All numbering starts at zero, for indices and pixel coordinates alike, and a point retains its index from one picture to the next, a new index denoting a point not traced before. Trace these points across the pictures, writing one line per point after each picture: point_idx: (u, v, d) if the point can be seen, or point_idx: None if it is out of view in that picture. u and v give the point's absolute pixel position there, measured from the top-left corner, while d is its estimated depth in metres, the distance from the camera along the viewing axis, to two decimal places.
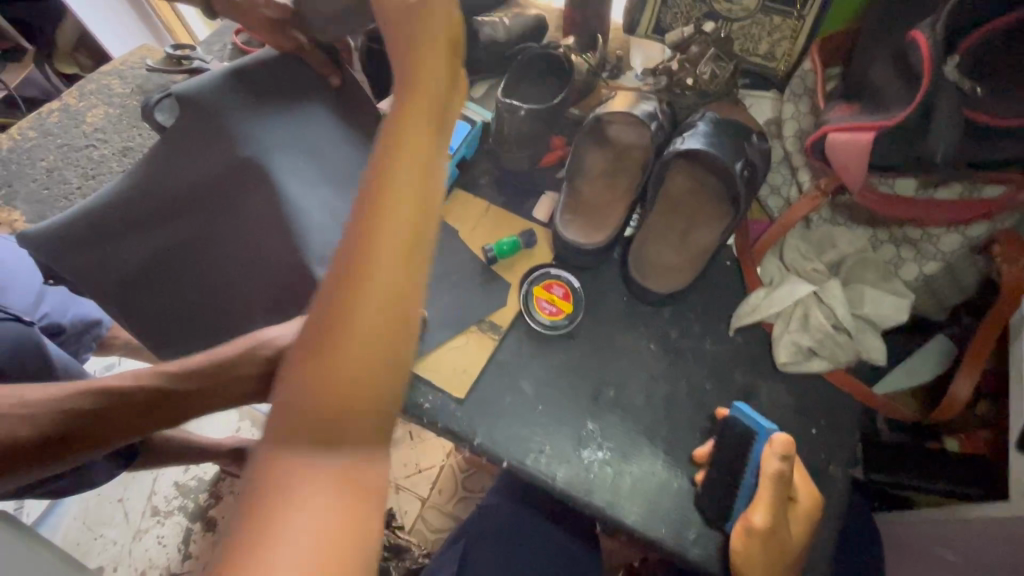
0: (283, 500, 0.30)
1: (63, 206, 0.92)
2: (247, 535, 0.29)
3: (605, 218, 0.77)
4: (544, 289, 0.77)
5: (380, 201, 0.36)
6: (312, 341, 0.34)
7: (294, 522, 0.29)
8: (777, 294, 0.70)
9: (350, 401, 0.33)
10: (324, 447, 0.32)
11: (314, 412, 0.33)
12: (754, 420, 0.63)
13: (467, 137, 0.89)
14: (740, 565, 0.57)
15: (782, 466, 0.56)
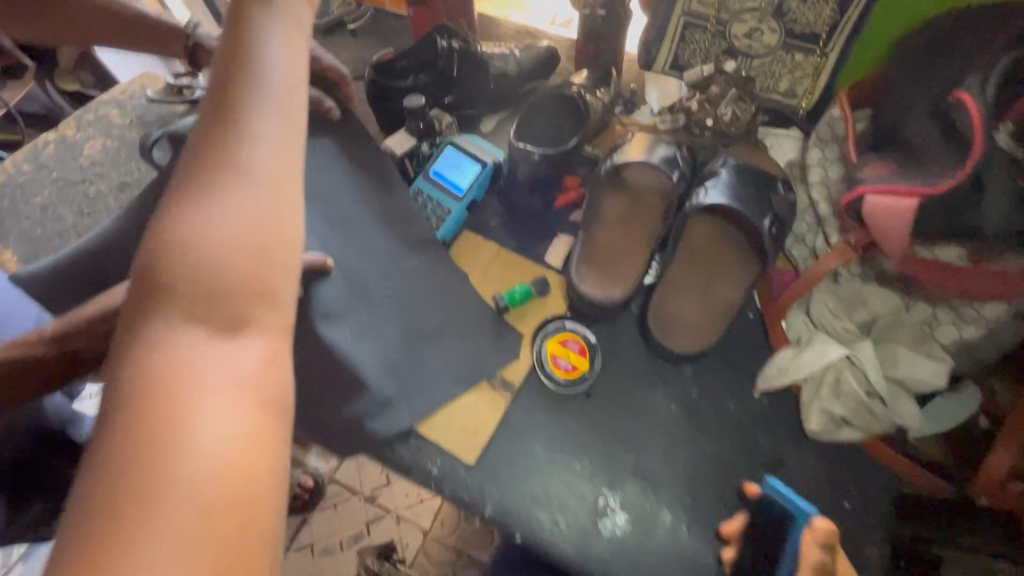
0: (183, 393, 0.30)
1: (58, 246, 0.89)
2: (147, 431, 0.29)
3: (625, 271, 0.73)
4: (560, 343, 0.73)
5: (242, 111, 0.38)
6: (191, 237, 0.34)
7: (208, 410, 0.30)
8: (807, 355, 0.67)
9: (247, 293, 0.35)
10: (226, 339, 0.33)
11: (209, 306, 0.34)
12: (789, 499, 0.60)
13: (476, 179, 0.86)
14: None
15: (824, 556, 0.53)
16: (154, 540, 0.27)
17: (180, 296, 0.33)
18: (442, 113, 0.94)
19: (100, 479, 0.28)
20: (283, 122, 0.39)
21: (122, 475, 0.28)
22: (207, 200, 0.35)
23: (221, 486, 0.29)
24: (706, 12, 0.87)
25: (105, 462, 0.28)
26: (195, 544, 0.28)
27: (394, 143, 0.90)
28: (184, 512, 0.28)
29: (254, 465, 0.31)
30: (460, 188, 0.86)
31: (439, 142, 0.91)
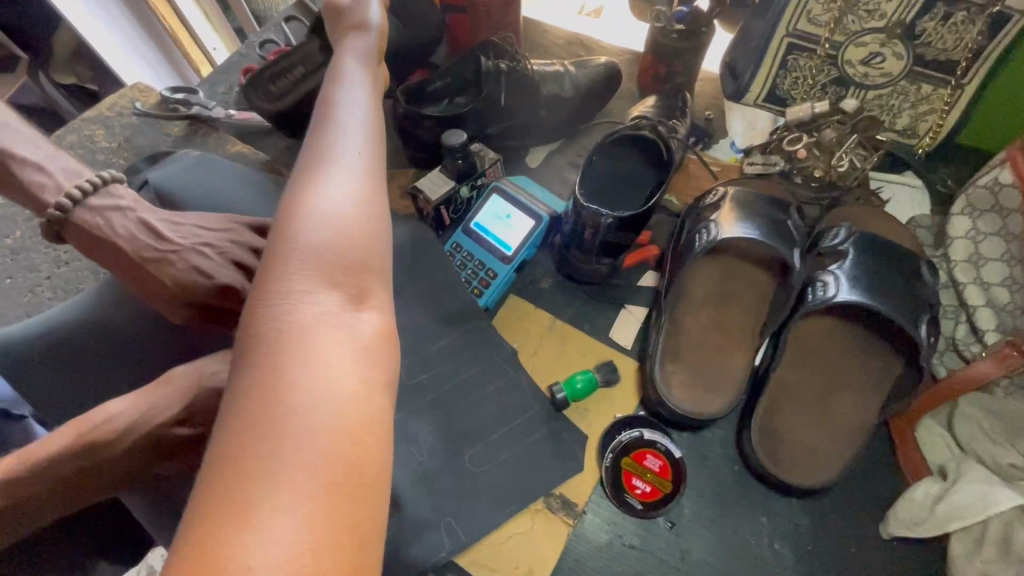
0: (309, 352, 0.28)
1: (30, 305, 0.75)
2: (274, 390, 0.27)
3: (724, 375, 0.59)
4: (635, 461, 0.60)
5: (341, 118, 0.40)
6: (306, 198, 0.34)
7: (330, 375, 0.28)
8: (959, 497, 0.52)
9: (359, 255, 0.34)
10: (346, 305, 0.32)
11: (326, 264, 0.32)
12: None
13: (529, 236, 0.70)
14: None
15: None
16: (265, 509, 0.23)
17: (299, 253, 0.32)
18: (484, 146, 0.78)
19: (222, 441, 0.25)
20: (376, 130, 0.41)
21: (232, 468, 0.24)
22: (323, 169, 0.36)
23: (343, 456, 0.26)
24: (817, 34, 0.70)
25: (228, 425, 0.26)
26: (316, 517, 0.24)
27: (428, 185, 0.74)
28: (308, 475, 0.25)
29: (373, 443, 0.27)
30: (509, 246, 0.70)
31: (483, 185, 0.76)
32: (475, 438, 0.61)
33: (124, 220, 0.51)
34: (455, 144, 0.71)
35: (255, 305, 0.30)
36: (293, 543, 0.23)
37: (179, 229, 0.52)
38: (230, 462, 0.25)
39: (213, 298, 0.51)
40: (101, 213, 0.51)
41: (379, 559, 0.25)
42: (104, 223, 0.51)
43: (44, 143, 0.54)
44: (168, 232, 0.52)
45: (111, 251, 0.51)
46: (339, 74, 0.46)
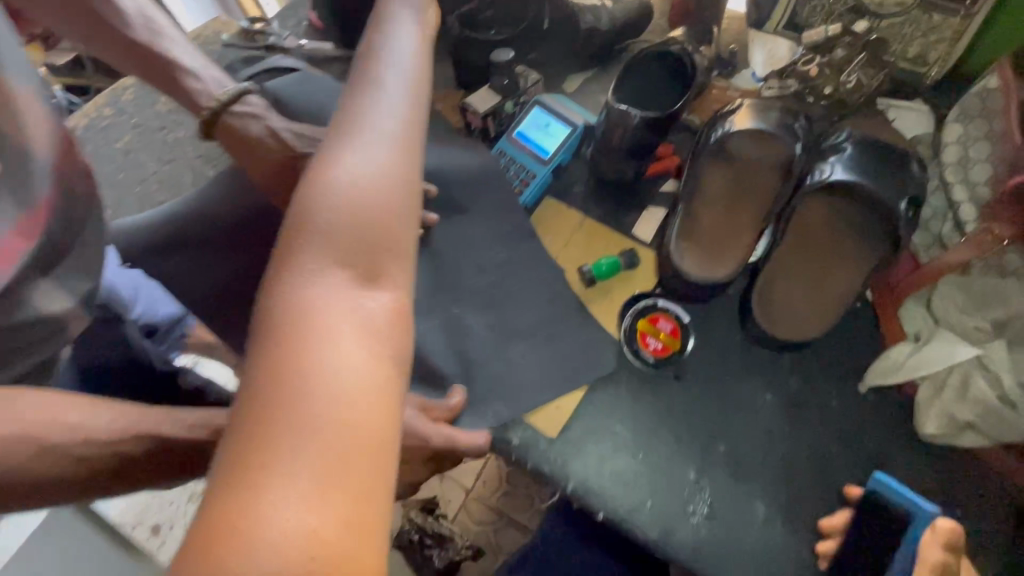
0: (322, 333, 0.32)
1: (140, 194, 0.89)
2: (289, 365, 0.31)
3: (728, 249, 0.70)
4: (650, 323, 0.71)
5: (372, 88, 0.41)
6: (325, 188, 0.37)
7: (340, 355, 0.32)
8: (929, 353, 0.62)
9: (373, 241, 0.37)
10: (359, 289, 0.35)
11: (341, 250, 0.36)
12: (911, 497, 0.57)
13: (565, 142, 0.81)
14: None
15: (945, 556, 0.50)
16: (278, 473, 0.29)
17: (318, 241, 0.36)
18: (528, 69, 0.88)
19: (248, 404, 0.31)
20: (404, 95, 0.42)
21: (254, 434, 0.30)
22: (344, 153, 0.38)
23: (347, 426, 0.30)
24: None
25: (250, 394, 0.31)
26: (318, 479, 0.29)
27: (477, 100, 0.84)
28: (315, 441, 0.30)
29: (375, 415, 0.31)
30: (547, 150, 0.81)
31: (524, 102, 0.85)
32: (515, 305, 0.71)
33: (259, 126, 0.62)
34: (502, 63, 0.81)
35: (279, 288, 0.35)
36: (295, 505, 0.28)
37: (298, 136, 0.62)
38: (252, 428, 0.30)
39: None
40: (241, 117, 0.62)
41: (380, 514, 0.30)
42: (243, 125, 0.62)
43: (200, 55, 0.65)
44: (291, 138, 0.62)
45: (247, 150, 0.62)
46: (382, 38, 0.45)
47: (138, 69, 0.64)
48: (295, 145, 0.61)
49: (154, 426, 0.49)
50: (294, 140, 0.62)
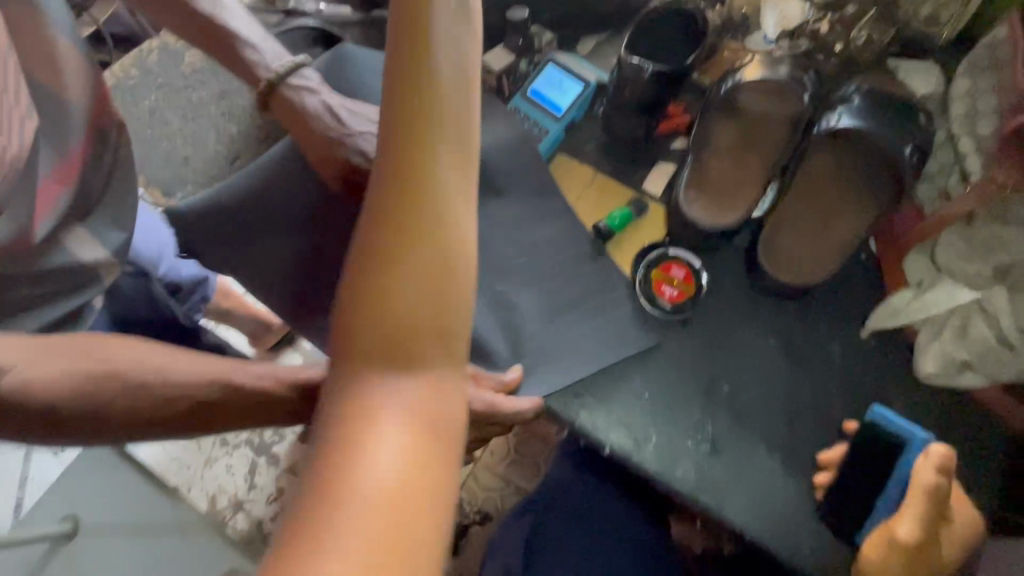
0: (367, 432, 0.34)
1: (167, 149, 0.93)
2: (338, 466, 0.33)
3: (736, 198, 0.72)
4: (663, 271, 0.73)
5: (418, 149, 0.38)
6: (372, 280, 0.37)
7: (382, 454, 0.34)
8: (930, 297, 0.64)
9: (415, 334, 0.37)
10: (401, 382, 0.36)
11: (384, 347, 0.37)
12: (903, 425, 0.60)
13: (578, 99, 0.83)
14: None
15: (938, 479, 0.52)
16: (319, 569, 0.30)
17: (363, 339, 0.37)
18: (543, 30, 0.90)
19: (300, 497, 0.33)
20: (450, 156, 0.38)
21: (299, 528, 0.32)
22: (390, 237, 0.37)
23: (384, 524, 0.32)
24: None
25: (302, 489, 0.33)
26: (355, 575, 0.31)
27: (493, 59, 0.86)
28: (353, 535, 0.31)
29: (412, 507, 0.33)
30: (560, 107, 0.83)
31: (539, 61, 0.87)
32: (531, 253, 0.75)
33: (314, 101, 0.70)
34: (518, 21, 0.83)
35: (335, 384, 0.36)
36: None
37: (346, 116, 0.70)
38: (298, 525, 0.32)
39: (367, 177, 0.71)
40: (298, 90, 0.71)
41: None
42: (300, 98, 0.70)
43: (264, 32, 0.74)
44: (339, 118, 0.70)
45: (305, 125, 0.70)
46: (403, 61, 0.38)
47: (205, 44, 0.73)
48: (343, 125, 0.70)
49: (222, 372, 0.58)
50: (342, 119, 0.70)
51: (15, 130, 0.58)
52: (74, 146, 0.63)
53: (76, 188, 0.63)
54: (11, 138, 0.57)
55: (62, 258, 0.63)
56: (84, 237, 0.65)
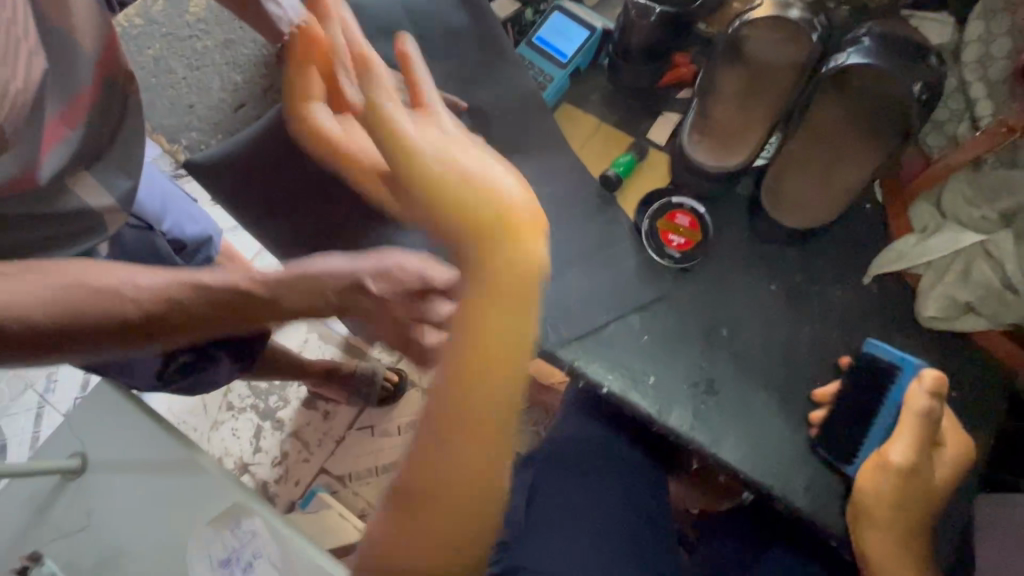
0: None
1: (171, 96, 0.93)
2: None
3: (741, 144, 0.71)
4: (668, 221, 0.72)
5: (480, 391, 0.41)
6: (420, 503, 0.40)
7: None
8: (935, 240, 0.64)
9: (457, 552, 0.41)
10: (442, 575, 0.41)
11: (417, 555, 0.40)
12: (897, 354, 0.63)
13: (584, 46, 0.82)
14: (902, 526, 0.59)
15: (931, 403, 0.57)
16: None
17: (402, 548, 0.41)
18: None
19: None
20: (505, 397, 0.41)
21: None
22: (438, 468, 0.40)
23: None
24: None
25: None
26: None
27: (499, 6, 0.85)
28: None
29: None
30: (566, 54, 0.82)
31: (544, 9, 0.86)
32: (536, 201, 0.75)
33: None
34: None
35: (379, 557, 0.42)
36: None
37: None
38: None
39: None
40: None
41: None
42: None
43: None
44: None
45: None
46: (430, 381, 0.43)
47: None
48: None
49: (193, 275, 0.51)
50: None
51: (23, 63, 0.54)
52: (84, 85, 0.60)
53: (82, 129, 0.61)
54: (17, 69, 0.54)
55: (70, 202, 0.62)
56: (90, 184, 0.64)
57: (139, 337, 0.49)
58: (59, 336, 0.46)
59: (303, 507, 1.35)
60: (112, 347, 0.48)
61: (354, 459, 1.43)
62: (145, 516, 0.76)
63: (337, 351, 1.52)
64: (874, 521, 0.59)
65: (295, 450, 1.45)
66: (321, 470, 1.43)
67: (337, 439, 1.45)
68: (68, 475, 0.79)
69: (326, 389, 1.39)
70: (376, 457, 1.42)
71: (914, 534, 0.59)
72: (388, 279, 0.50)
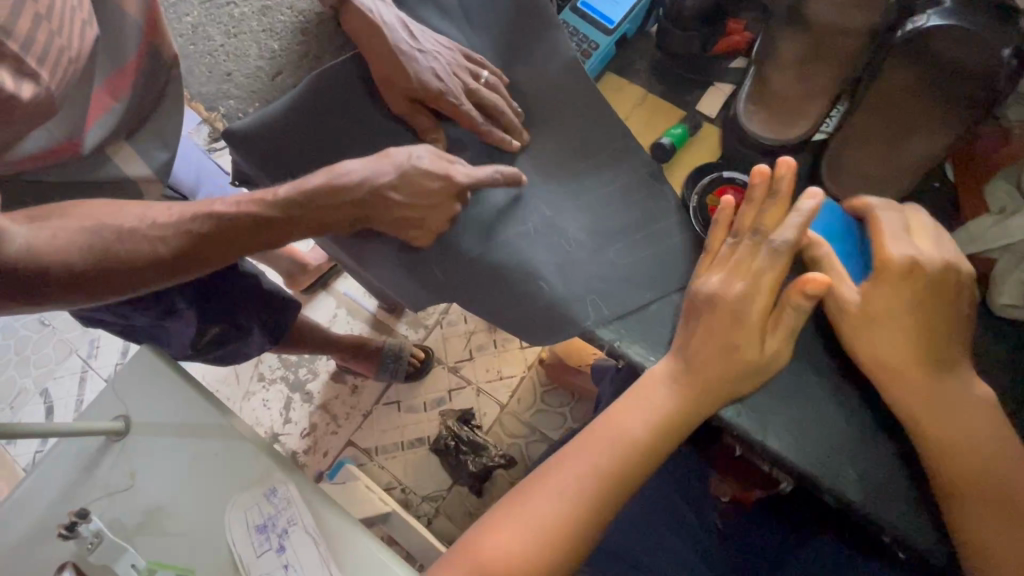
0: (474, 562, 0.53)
1: (210, 64, 0.93)
2: (466, 551, 0.54)
3: (801, 115, 0.67)
4: (718, 197, 0.69)
5: (623, 462, 0.57)
6: (533, 508, 0.54)
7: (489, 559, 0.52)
8: (1014, 223, 0.60)
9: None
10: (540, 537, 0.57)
11: (508, 544, 0.53)
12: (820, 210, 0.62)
13: (630, 12, 0.79)
14: (888, 365, 0.56)
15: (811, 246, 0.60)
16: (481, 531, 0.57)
17: (501, 537, 0.53)
18: None
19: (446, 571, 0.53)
20: (618, 487, 0.56)
21: (459, 554, 0.54)
22: (564, 487, 0.55)
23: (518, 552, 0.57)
24: None
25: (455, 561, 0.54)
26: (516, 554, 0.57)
27: None
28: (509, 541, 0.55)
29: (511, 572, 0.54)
30: (612, 20, 0.78)
31: None
32: (575, 173, 0.73)
33: (390, 18, 0.74)
34: None
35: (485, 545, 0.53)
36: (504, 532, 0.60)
37: (411, 40, 0.74)
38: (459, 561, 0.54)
39: (436, 100, 0.73)
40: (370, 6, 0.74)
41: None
42: (375, 14, 0.74)
43: None
44: (412, 40, 0.74)
45: (380, 43, 0.72)
46: (658, 413, 0.58)
47: None
48: (411, 48, 0.73)
49: (204, 209, 0.63)
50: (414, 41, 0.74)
51: (77, 33, 0.59)
52: (130, 57, 0.66)
53: (126, 100, 0.67)
54: (70, 38, 0.58)
55: (106, 171, 0.68)
56: (129, 154, 0.70)
57: (159, 259, 0.60)
58: (89, 275, 0.57)
59: (329, 478, 1.36)
60: (143, 278, 0.60)
61: (379, 432, 1.45)
62: (184, 477, 0.78)
63: (364, 324, 1.53)
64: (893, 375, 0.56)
65: (323, 420, 1.47)
66: (347, 443, 1.45)
67: (364, 413, 1.47)
68: (113, 436, 0.81)
69: (354, 362, 1.39)
70: (401, 433, 1.44)
71: (931, 356, 0.55)
72: (397, 167, 0.67)
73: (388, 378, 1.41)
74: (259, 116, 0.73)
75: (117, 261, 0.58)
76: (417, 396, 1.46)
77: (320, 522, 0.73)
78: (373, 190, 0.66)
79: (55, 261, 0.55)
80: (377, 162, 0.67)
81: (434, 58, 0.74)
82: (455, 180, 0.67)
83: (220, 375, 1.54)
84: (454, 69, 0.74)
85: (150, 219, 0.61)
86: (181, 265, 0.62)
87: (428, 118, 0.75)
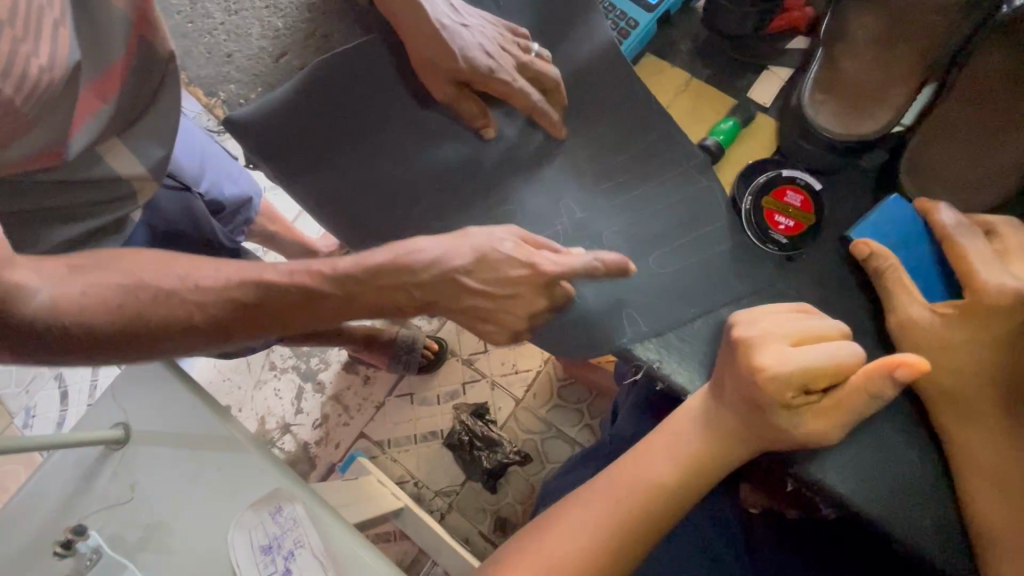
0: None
1: (208, 44, 0.84)
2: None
3: (877, 106, 0.59)
4: (777, 199, 0.62)
5: (653, 515, 0.50)
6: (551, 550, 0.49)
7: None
8: None
9: None
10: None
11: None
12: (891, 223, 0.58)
13: None
14: (952, 395, 0.51)
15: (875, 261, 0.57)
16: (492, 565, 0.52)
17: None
18: None
19: None
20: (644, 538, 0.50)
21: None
22: (586, 532, 0.50)
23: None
24: None
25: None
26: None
27: None
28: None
29: None
30: None
31: None
32: (608, 166, 0.66)
33: None
34: None
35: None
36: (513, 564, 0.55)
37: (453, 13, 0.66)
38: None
39: (486, 81, 0.66)
40: None
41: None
42: None
43: None
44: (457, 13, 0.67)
45: (419, 17, 0.64)
46: (700, 470, 0.51)
47: None
48: (454, 23, 0.65)
49: (258, 273, 0.56)
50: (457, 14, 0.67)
51: (49, 36, 0.53)
52: (117, 60, 0.59)
53: (115, 101, 0.60)
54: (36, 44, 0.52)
55: (98, 171, 0.62)
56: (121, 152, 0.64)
57: (193, 328, 0.53)
58: (108, 340, 0.50)
59: (342, 471, 1.34)
60: (169, 345, 0.53)
61: (391, 425, 1.40)
62: (188, 492, 0.73)
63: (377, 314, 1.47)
64: (967, 415, 0.50)
65: (334, 411, 1.43)
66: (359, 435, 1.41)
67: (376, 405, 1.42)
68: (112, 445, 0.76)
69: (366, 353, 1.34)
70: (414, 426, 1.39)
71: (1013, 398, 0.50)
72: (476, 251, 0.59)
73: (401, 369, 1.37)
74: (260, 107, 0.65)
75: (146, 324, 0.51)
76: (432, 388, 1.41)
77: (328, 542, 0.68)
78: (447, 272, 0.59)
79: (88, 320, 0.49)
80: (456, 245, 0.59)
81: (481, 34, 0.66)
82: (542, 271, 0.59)
83: (230, 363, 1.50)
84: (501, 44, 0.66)
85: (184, 278, 0.54)
86: (214, 334, 0.54)
87: (478, 105, 0.67)
